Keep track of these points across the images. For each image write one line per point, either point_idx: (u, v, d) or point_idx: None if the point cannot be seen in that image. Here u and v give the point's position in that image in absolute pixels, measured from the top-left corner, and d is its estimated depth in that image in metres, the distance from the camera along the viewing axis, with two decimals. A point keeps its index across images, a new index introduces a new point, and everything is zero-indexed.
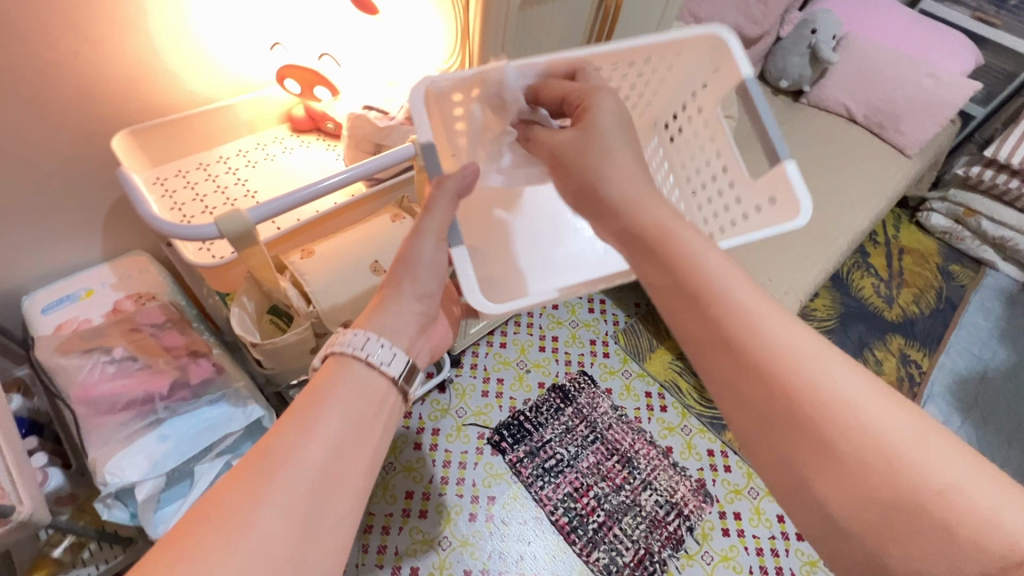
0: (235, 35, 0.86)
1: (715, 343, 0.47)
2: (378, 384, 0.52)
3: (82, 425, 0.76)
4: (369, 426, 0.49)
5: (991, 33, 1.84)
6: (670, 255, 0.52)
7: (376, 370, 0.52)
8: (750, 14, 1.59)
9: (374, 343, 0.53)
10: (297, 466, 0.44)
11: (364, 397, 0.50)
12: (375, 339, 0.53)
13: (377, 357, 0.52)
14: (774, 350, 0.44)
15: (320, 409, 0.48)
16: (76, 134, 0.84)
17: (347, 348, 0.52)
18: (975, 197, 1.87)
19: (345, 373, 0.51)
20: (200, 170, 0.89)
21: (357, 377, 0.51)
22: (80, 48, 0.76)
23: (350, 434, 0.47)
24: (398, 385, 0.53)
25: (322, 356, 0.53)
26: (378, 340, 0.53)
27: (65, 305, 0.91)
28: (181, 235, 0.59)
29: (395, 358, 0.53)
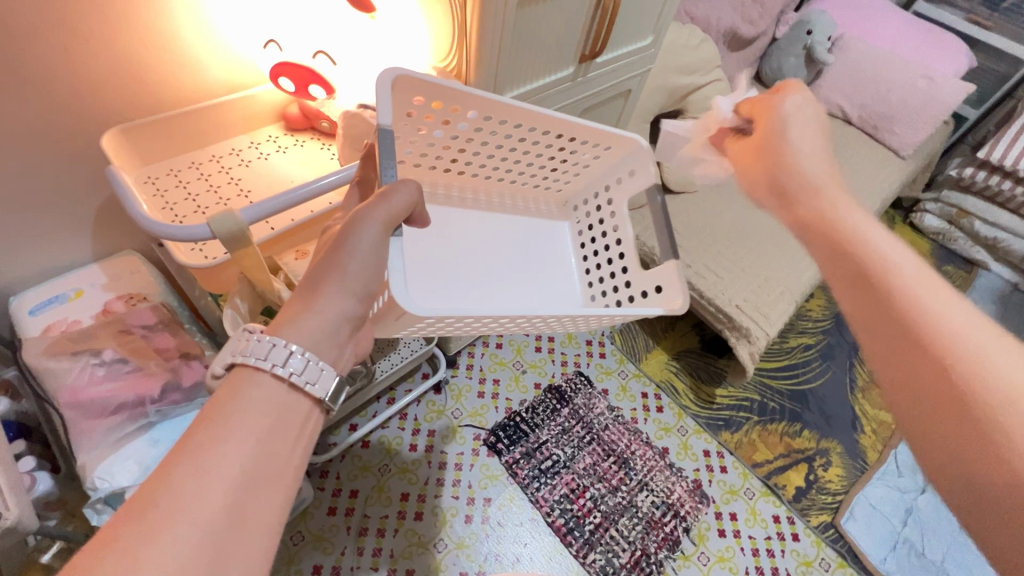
0: (229, 32, 0.86)
1: (864, 298, 0.53)
2: (297, 405, 0.46)
3: (71, 429, 0.75)
4: (287, 458, 0.43)
5: (984, 35, 1.85)
6: (843, 234, 0.57)
7: (288, 381, 0.45)
8: (747, 14, 1.59)
9: (280, 350, 0.45)
10: (201, 505, 0.38)
11: (281, 423, 0.44)
12: (281, 346, 0.45)
13: (284, 368, 0.44)
14: (912, 299, 0.49)
15: (223, 438, 0.41)
16: (66, 132, 0.83)
17: (249, 358, 0.44)
18: (968, 198, 1.89)
19: (254, 393, 0.44)
20: (192, 169, 0.87)
21: (270, 398, 0.45)
22: (70, 44, 0.75)
23: (261, 470, 0.41)
24: (321, 405, 0.48)
25: (227, 364, 0.46)
26: (298, 351, 0.45)
27: (53, 306, 0.89)
28: (172, 236, 0.57)
29: (319, 371, 0.46)
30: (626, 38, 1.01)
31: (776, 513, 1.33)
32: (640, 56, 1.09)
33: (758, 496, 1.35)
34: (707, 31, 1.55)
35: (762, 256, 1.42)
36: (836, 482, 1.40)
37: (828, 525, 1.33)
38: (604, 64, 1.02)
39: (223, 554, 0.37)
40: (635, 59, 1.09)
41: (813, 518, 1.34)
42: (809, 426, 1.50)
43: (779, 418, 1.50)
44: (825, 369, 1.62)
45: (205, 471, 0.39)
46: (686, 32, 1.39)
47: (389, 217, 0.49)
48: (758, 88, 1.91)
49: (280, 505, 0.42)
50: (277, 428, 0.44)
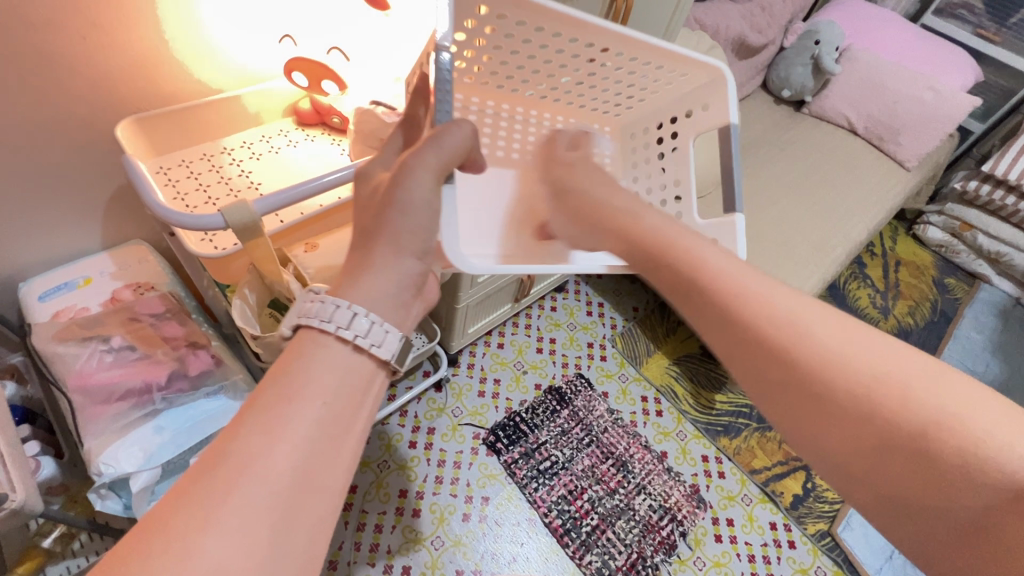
0: (246, 27, 0.87)
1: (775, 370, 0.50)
2: (362, 369, 0.46)
3: (79, 414, 0.75)
4: (349, 422, 0.43)
5: (992, 50, 1.86)
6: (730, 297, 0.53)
7: (353, 345, 0.45)
8: (755, 23, 1.60)
9: (348, 313, 0.45)
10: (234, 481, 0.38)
11: (344, 384, 0.44)
12: (349, 309, 0.45)
13: (351, 331, 0.45)
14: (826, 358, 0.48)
15: (289, 400, 0.41)
16: (81, 121, 0.84)
17: (316, 321, 0.45)
18: (971, 212, 1.89)
19: (318, 359, 0.44)
20: (204, 161, 0.88)
21: (335, 361, 0.45)
22: (89, 33, 0.76)
23: (327, 435, 0.42)
24: (387, 366, 0.47)
25: (294, 326, 0.47)
26: (362, 312, 0.45)
27: (62, 293, 0.90)
28: (187, 224, 0.58)
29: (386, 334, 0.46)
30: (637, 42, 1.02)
31: (773, 520, 1.34)
32: None
33: (755, 503, 1.35)
34: (716, 37, 1.56)
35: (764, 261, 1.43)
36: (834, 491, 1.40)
37: (824, 534, 1.33)
38: None
39: (287, 519, 0.39)
40: None
41: (810, 526, 1.34)
42: None
43: None
44: None
45: (262, 437, 0.40)
46: (695, 38, 1.40)
47: (443, 163, 0.50)
48: (764, 97, 1.91)
49: (341, 472, 0.43)
50: (341, 395, 0.44)
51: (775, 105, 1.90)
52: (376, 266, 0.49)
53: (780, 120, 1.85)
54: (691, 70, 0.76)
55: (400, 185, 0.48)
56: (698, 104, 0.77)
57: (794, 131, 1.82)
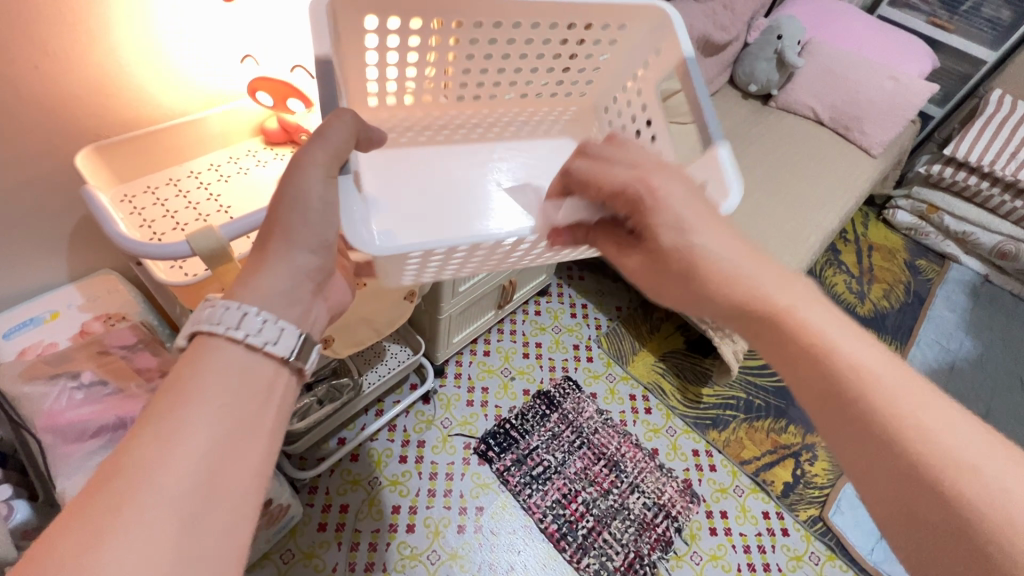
0: (206, 49, 0.86)
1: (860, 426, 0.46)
2: (262, 370, 0.47)
3: (49, 454, 0.73)
4: (255, 423, 0.44)
5: (946, 37, 1.91)
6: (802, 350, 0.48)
7: (259, 350, 0.47)
8: (718, 21, 1.64)
9: (252, 317, 0.46)
10: None
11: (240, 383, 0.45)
12: (252, 313, 0.47)
13: (256, 335, 0.46)
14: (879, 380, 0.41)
15: (183, 405, 0.42)
16: (41, 151, 0.81)
17: (218, 327, 0.45)
18: (936, 195, 1.95)
19: (214, 359, 0.45)
20: (171, 186, 0.86)
21: (232, 360, 0.46)
22: (41, 62, 0.74)
23: (228, 434, 0.42)
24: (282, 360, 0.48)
25: (185, 336, 0.46)
26: (251, 310, 0.47)
27: (27, 329, 0.87)
28: (152, 254, 0.57)
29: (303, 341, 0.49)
30: None
31: (765, 509, 1.35)
32: None
33: (748, 493, 1.37)
34: None
35: None
36: (823, 476, 1.42)
37: (816, 519, 1.35)
38: None
39: None
40: None
41: (802, 512, 1.36)
42: (795, 421, 1.52)
43: (764, 415, 1.52)
44: None
45: (164, 440, 0.40)
46: None
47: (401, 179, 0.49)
48: (732, 92, 1.94)
49: None
50: (239, 401, 0.44)
51: (743, 100, 1.93)
52: (275, 265, 0.51)
53: (749, 114, 1.88)
54: (631, 20, 0.81)
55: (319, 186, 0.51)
56: (652, 49, 0.81)
57: (763, 124, 1.86)
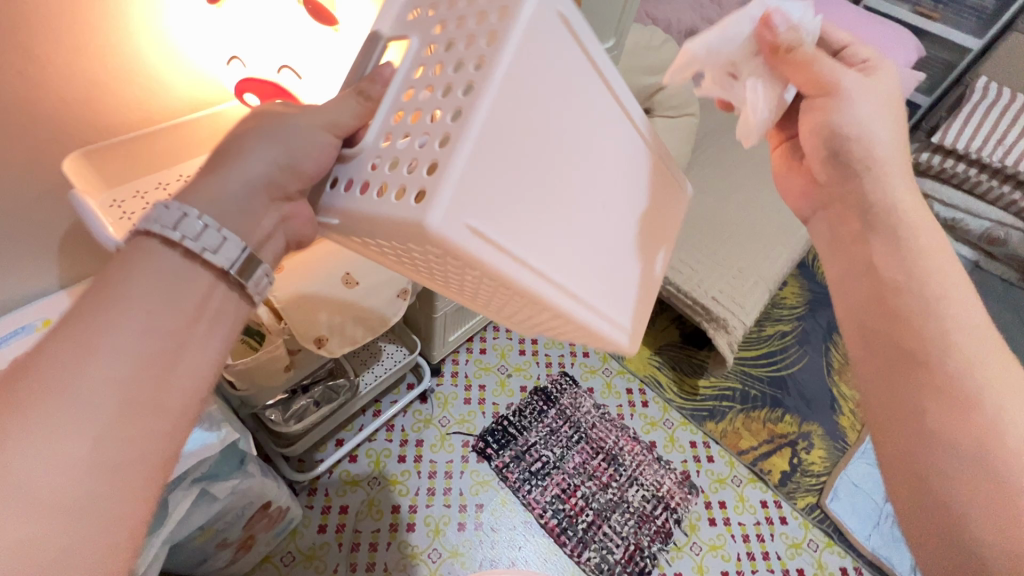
0: (195, 48, 0.86)
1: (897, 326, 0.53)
2: (201, 279, 0.43)
3: None
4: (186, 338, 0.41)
5: (931, 26, 1.94)
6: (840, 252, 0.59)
7: (201, 259, 0.43)
8: (705, 14, 1.64)
9: (191, 220, 0.42)
10: None
11: (179, 298, 0.42)
12: (192, 215, 0.42)
13: (197, 243, 0.42)
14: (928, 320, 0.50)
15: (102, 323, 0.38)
16: (27, 156, 0.81)
17: (154, 226, 0.41)
18: (926, 182, 1.97)
19: (146, 262, 0.41)
20: (159, 189, 0.85)
21: (163, 266, 0.42)
22: (25, 67, 0.73)
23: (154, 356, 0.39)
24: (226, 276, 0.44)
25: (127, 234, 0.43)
26: (194, 214, 0.42)
27: (19, 337, 0.86)
28: None
29: (258, 272, 0.46)
30: None
31: (763, 498, 1.36)
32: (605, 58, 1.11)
33: (745, 483, 1.37)
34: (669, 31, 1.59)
35: (738, 247, 1.45)
36: (819, 464, 1.44)
37: (814, 506, 1.36)
38: None
39: None
40: None
41: (799, 501, 1.37)
42: (790, 411, 1.53)
43: (760, 405, 1.52)
44: (802, 355, 1.64)
45: (81, 352, 0.37)
46: (648, 32, 1.42)
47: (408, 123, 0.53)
48: None
49: None
50: (172, 310, 0.41)
51: None
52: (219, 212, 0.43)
53: None
54: None
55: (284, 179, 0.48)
56: None
57: None
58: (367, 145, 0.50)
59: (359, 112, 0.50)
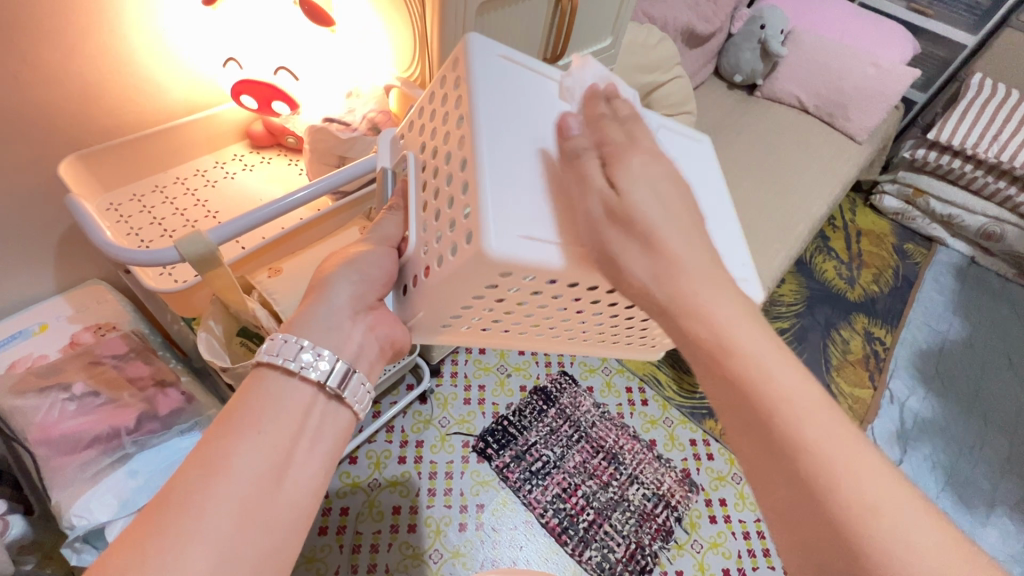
0: (189, 49, 0.85)
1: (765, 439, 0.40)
2: (300, 397, 0.48)
3: (44, 467, 0.72)
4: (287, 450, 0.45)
5: (926, 23, 1.93)
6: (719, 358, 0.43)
7: (301, 378, 0.48)
8: (701, 12, 1.64)
9: (296, 346, 0.48)
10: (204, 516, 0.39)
11: (282, 415, 0.46)
12: (297, 343, 0.48)
13: (298, 363, 0.47)
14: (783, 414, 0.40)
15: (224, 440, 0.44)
16: (22, 161, 0.80)
17: (274, 359, 0.47)
18: (922, 178, 1.97)
19: (263, 388, 0.47)
20: (157, 193, 0.86)
21: (274, 389, 0.47)
22: (19, 71, 0.73)
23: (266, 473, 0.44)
24: (325, 389, 0.48)
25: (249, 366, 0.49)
26: (306, 344, 0.48)
27: (17, 342, 0.86)
28: (140, 261, 0.56)
29: (354, 381, 0.50)
30: (587, 40, 1.03)
31: None
32: (601, 57, 1.11)
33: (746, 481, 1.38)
34: (665, 29, 1.59)
35: None
36: None
37: None
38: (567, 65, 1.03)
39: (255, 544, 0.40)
40: (596, 61, 1.10)
41: None
42: None
43: None
44: (801, 351, 1.64)
45: (206, 471, 0.42)
46: (644, 31, 1.41)
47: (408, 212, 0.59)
48: (717, 83, 1.95)
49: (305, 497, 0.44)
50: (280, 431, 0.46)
51: (729, 90, 1.94)
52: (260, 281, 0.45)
53: (736, 105, 1.89)
54: None
55: (351, 281, 0.53)
56: None
57: (750, 113, 1.86)
58: (411, 244, 0.55)
59: (398, 222, 0.57)
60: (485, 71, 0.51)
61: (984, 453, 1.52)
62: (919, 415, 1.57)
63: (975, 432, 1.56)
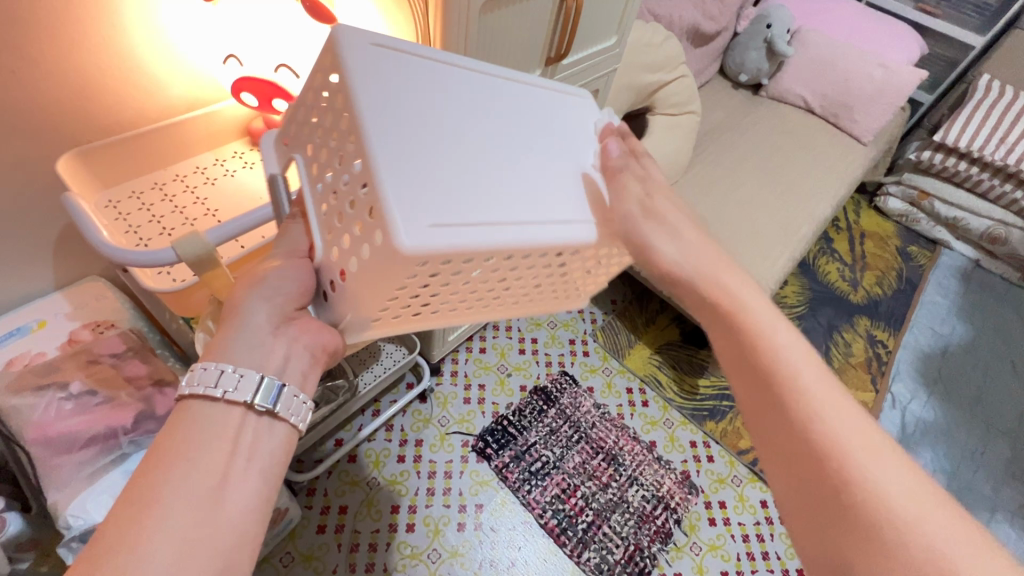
0: (189, 46, 0.85)
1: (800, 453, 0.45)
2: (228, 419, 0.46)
3: (39, 467, 0.72)
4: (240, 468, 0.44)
5: (934, 23, 1.91)
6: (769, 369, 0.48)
7: (227, 402, 0.46)
8: (707, 11, 1.63)
9: (217, 371, 0.46)
10: None
11: (214, 435, 0.45)
12: (218, 367, 0.46)
13: (221, 388, 0.45)
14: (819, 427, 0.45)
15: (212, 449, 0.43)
16: (21, 159, 0.80)
17: (197, 387, 0.45)
18: (927, 180, 1.96)
19: (189, 417, 0.45)
20: (155, 191, 0.85)
21: (200, 414, 0.45)
22: (17, 67, 0.72)
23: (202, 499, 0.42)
24: (253, 407, 0.47)
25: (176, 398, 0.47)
26: (227, 367, 0.46)
27: (14, 339, 0.85)
28: (135, 261, 0.56)
29: (286, 395, 0.48)
30: (591, 39, 1.02)
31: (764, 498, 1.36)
32: (606, 56, 1.10)
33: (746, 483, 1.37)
34: (670, 27, 1.57)
35: (739, 247, 1.44)
36: None
37: None
38: (571, 64, 1.02)
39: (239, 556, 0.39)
40: (600, 60, 1.09)
41: None
42: None
43: None
44: None
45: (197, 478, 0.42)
46: (649, 29, 1.40)
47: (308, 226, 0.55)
48: (722, 82, 1.94)
49: None
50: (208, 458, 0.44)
51: (734, 90, 1.92)
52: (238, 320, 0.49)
53: (740, 104, 1.87)
54: None
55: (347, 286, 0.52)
56: None
57: (754, 113, 1.85)
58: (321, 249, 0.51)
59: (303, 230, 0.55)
60: (362, 69, 0.47)
61: (987, 458, 1.52)
62: (921, 419, 1.56)
63: (978, 436, 1.55)
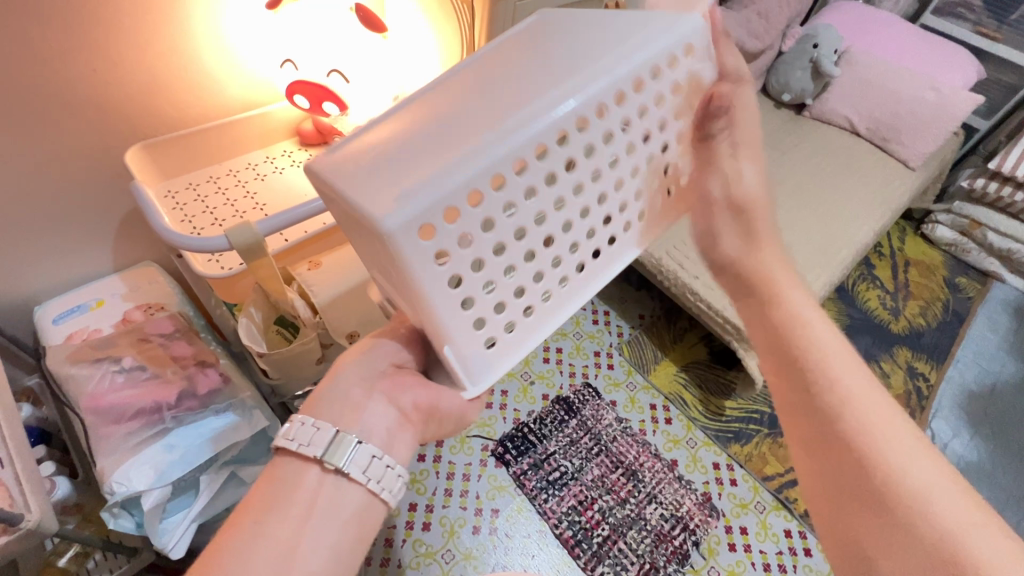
0: (250, 49, 0.90)
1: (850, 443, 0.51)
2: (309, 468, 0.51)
3: (92, 433, 0.77)
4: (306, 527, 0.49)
5: (993, 47, 1.85)
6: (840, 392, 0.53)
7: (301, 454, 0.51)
8: (752, 29, 1.62)
9: (299, 425, 0.52)
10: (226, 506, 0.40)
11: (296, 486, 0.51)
12: (300, 421, 0.53)
13: (298, 439, 0.51)
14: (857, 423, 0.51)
15: None
16: (94, 148, 0.87)
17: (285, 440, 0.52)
18: (979, 209, 1.88)
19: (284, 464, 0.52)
20: (210, 183, 0.91)
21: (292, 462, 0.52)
22: (97, 66, 0.79)
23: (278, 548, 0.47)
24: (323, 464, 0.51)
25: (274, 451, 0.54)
26: (305, 419, 0.52)
27: (76, 315, 0.92)
28: (193, 247, 0.60)
29: (350, 451, 0.51)
30: None
31: (787, 528, 1.31)
32: None
33: (769, 511, 1.33)
34: None
35: None
36: None
37: None
38: None
39: None
40: None
41: None
42: None
43: None
44: None
45: None
46: None
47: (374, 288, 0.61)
48: (764, 101, 1.92)
49: None
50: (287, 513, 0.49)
51: (775, 109, 1.90)
52: None
53: (782, 124, 1.85)
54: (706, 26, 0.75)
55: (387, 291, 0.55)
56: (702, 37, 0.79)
57: (797, 134, 1.82)
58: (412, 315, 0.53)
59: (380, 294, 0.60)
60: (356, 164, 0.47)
61: None
62: (962, 459, 1.48)
63: None
